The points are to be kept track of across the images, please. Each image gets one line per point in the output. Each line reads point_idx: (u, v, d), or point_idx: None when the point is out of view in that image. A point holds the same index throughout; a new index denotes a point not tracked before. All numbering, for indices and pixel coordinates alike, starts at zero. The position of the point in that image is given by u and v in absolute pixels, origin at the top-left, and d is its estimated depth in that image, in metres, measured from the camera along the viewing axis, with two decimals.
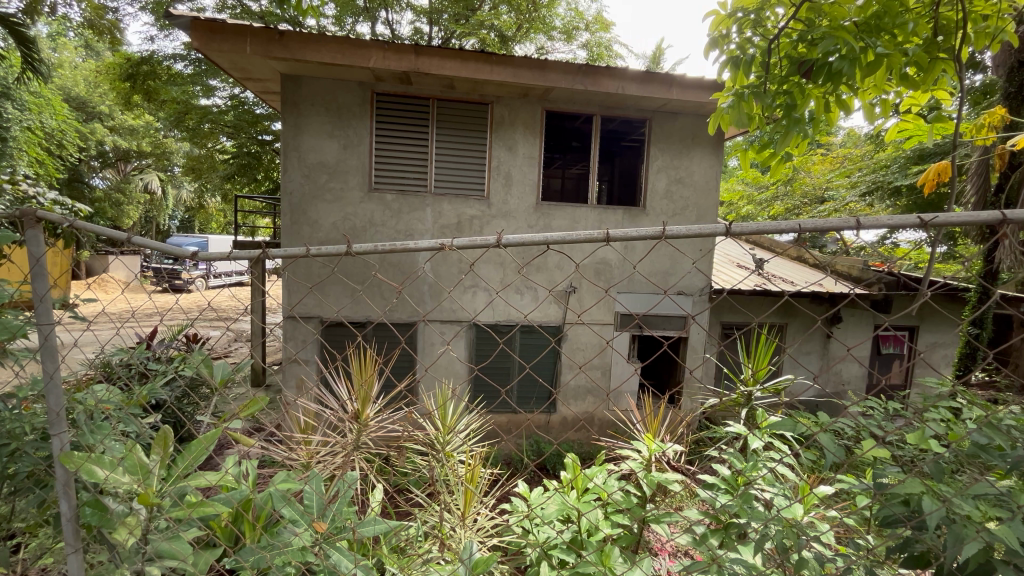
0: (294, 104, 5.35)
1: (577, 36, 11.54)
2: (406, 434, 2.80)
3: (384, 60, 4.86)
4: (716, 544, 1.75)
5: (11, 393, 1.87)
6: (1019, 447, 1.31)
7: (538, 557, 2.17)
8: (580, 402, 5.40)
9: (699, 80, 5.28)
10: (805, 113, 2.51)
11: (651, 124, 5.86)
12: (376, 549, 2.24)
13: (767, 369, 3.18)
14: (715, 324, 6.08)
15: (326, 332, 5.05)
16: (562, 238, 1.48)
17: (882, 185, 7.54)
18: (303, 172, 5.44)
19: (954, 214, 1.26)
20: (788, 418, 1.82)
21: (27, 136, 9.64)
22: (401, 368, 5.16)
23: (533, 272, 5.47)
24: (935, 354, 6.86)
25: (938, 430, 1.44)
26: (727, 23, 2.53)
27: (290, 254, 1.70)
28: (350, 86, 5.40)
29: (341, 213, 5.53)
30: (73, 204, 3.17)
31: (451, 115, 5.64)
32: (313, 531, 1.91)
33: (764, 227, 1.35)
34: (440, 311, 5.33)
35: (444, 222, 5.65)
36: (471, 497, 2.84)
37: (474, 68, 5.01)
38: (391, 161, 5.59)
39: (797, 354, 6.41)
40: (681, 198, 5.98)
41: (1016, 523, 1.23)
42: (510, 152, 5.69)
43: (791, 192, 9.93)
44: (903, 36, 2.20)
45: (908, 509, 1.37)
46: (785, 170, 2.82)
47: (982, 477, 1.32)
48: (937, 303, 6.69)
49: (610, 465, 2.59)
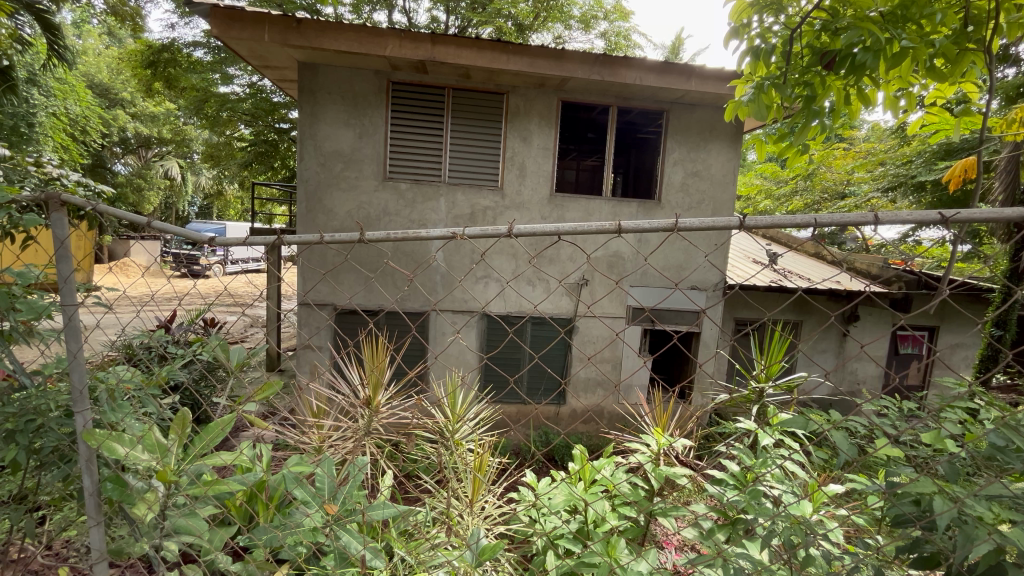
0: (310, 92, 5.37)
1: (595, 25, 11.38)
2: (416, 421, 2.82)
3: (401, 48, 4.85)
4: (722, 538, 1.74)
5: (37, 370, 1.93)
6: None
7: (543, 546, 2.19)
8: (590, 394, 5.43)
9: (719, 71, 5.18)
10: (825, 104, 2.45)
11: (668, 116, 5.77)
12: (385, 531, 2.29)
13: (779, 366, 3.12)
14: (728, 320, 6.04)
15: (339, 319, 5.13)
16: (572, 230, 1.46)
17: (905, 181, 7.39)
18: (319, 160, 5.48)
19: (975, 210, 1.22)
20: (799, 415, 1.80)
21: (52, 121, 9.86)
22: (412, 356, 5.24)
23: (546, 264, 5.48)
24: (955, 355, 6.73)
25: (953, 429, 1.41)
26: (747, 14, 2.49)
27: (304, 240, 1.70)
28: (366, 75, 5.41)
29: (356, 202, 5.56)
30: (97, 187, 3.10)
31: (466, 105, 5.62)
32: (323, 512, 1.95)
33: (779, 221, 1.32)
34: (452, 301, 5.37)
35: (457, 212, 5.67)
36: (479, 485, 2.85)
37: (490, 57, 4.98)
38: (406, 150, 5.60)
39: (811, 352, 6.34)
40: (697, 191, 5.90)
41: None
42: (524, 142, 5.66)
43: (810, 187, 9.72)
44: (930, 27, 2.14)
45: (918, 509, 1.36)
46: (804, 164, 2.76)
47: (997, 479, 1.29)
48: (960, 303, 6.54)
49: (618, 458, 2.56)
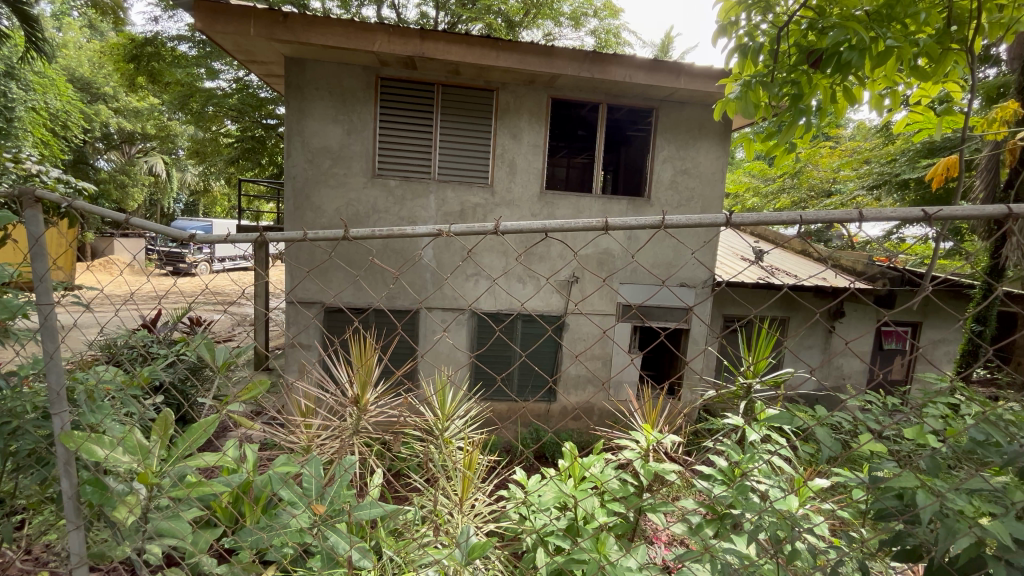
0: (297, 88, 5.30)
1: (585, 23, 11.37)
2: (405, 420, 2.80)
3: (390, 44, 4.80)
4: (710, 534, 1.75)
5: (12, 371, 1.88)
6: (1017, 444, 1.29)
7: (533, 544, 2.18)
8: (580, 392, 5.45)
9: (707, 70, 5.20)
10: (811, 103, 2.47)
11: (658, 113, 5.79)
12: (374, 531, 2.27)
13: (766, 362, 3.15)
14: (716, 316, 6.10)
15: (328, 317, 5.09)
16: (560, 227, 1.46)
17: (889, 179, 7.48)
18: (307, 157, 5.41)
19: (958, 207, 1.23)
20: (786, 411, 1.81)
21: (31, 116, 9.62)
22: (401, 353, 5.22)
23: (536, 262, 5.47)
24: (937, 350, 6.85)
25: (935, 424, 1.43)
26: (735, 11, 2.49)
27: (288, 238, 1.67)
28: (355, 71, 5.35)
29: (344, 199, 5.51)
30: (77, 183, 3.03)
31: (456, 101, 5.58)
32: (310, 513, 1.93)
33: (765, 218, 1.33)
34: (442, 298, 5.34)
35: (447, 210, 5.64)
36: (468, 484, 2.83)
37: (480, 53, 4.95)
38: (395, 147, 5.56)
39: (798, 348, 6.41)
40: (687, 189, 5.93)
41: (1008, 518, 1.23)
42: (514, 139, 5.64)
43: (797, 185, 9.80)
44: (914, 27, 2.16)
45: (901, 503, 1.38)
46: (791, 162, 2.79)
47: (977, 472, 1.31)
48: (942, 299, 6.66)
49: (608, 454, 2.56)
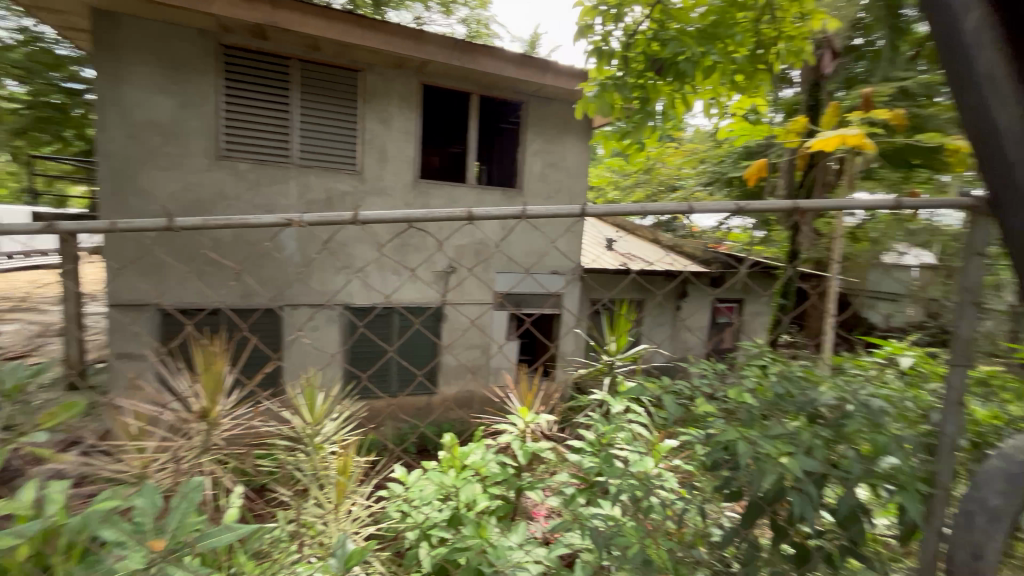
0: (109, 47, 4.39)
1: (455, 11, 11.25)
2: (266, 429, 2.52)
3: (232, 8, 4.22)
4: (582, 502, 1.88)
5: None
6: (806, 393, 1.58)
7: (415, 539, 2.14)
8: (460, 381, 5.48)
9: (570, 69, 5.52)
10: (656, 107, 2.75)
11: (527, 107, 5.99)
12: (231, 557, 2.01)
13: (626, 341, 3.47)
14: (584, 301, 6.57)
15: (166, 321, 4.39)
16: (424, 217, 1.42)
17: (718, 178, 8.70)
18: (127, 131, 4.53)
19: (761, 202, 1.46)
20: (642, 384, 2.01)
21: None
22: (262, 356, 4.74)
23: (411, 253, 5.34)
24: (755, 321, 8.24)
25: (752, 384, 1.70)
26: (592, 14, 2.65)
27: (96, 230, 1.40)
28: (188, 34, 4.60)
29: (182, 183, 4.76)
30: None
31: (316, 80, 5.12)
32: (144, 550, 1.64)
33: (614, 209, 1.44)
34: (309, 293, 4.96)
35: (311, 197, 5.20)
36: (343, 489, 2.58)
37: (342, 30, 4.61)
38: (244, 125, 4.92)
39: (652, 326, 7.20)
40: (555, 181, 6.25)
41: (801, 454, 1.48)
42: (384, 125, 5.40)
43: (650, 180, 10.92)
44: (733, 46, 2.52)
45: (727, 453, 1.60)
46: (642, 159, 3.08)
47: (781, 419, 1.58)
48: (758, 279, 8.00)
49: (488, 440, 2.59)
